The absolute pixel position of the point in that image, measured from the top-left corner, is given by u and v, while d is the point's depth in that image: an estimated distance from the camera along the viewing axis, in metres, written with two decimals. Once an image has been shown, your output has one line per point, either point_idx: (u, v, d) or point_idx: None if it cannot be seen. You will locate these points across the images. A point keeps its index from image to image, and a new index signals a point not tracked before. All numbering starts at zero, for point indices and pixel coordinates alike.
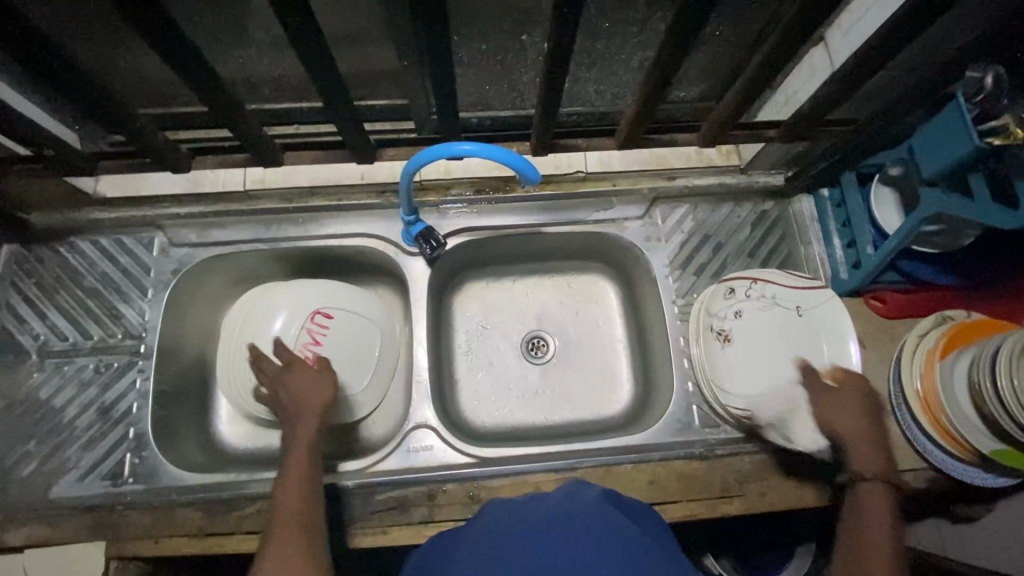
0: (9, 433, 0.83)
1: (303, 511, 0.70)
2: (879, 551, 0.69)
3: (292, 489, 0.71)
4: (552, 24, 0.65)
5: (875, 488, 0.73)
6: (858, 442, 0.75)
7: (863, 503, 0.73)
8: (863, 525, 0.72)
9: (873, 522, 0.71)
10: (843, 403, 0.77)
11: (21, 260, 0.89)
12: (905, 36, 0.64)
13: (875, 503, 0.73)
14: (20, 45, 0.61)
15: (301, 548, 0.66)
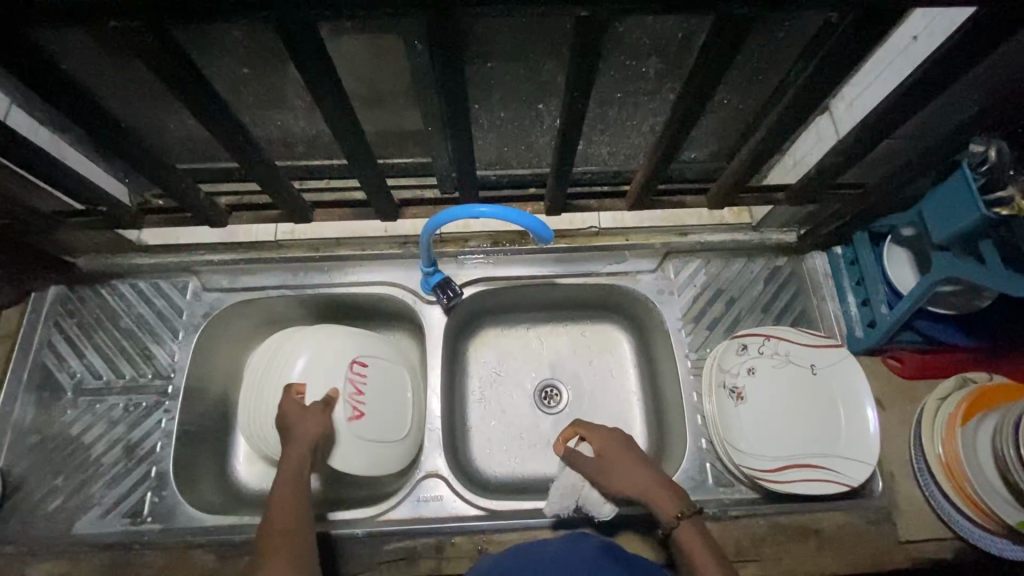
0: (40, 467, 0.87)
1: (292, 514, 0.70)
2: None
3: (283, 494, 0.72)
4: (566, 97, 0.69)
5: (687, 528, 0.69)
6: (650, 493, 0.73)
7: (688, 550, 0.68)
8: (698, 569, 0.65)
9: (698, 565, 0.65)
10: (607, 468, 0.77)
11: (66, 301, 0.95)
12: (907, 109, 0.66)
13: (696, 543, 0.68)
14: (84, 114, 0.67)
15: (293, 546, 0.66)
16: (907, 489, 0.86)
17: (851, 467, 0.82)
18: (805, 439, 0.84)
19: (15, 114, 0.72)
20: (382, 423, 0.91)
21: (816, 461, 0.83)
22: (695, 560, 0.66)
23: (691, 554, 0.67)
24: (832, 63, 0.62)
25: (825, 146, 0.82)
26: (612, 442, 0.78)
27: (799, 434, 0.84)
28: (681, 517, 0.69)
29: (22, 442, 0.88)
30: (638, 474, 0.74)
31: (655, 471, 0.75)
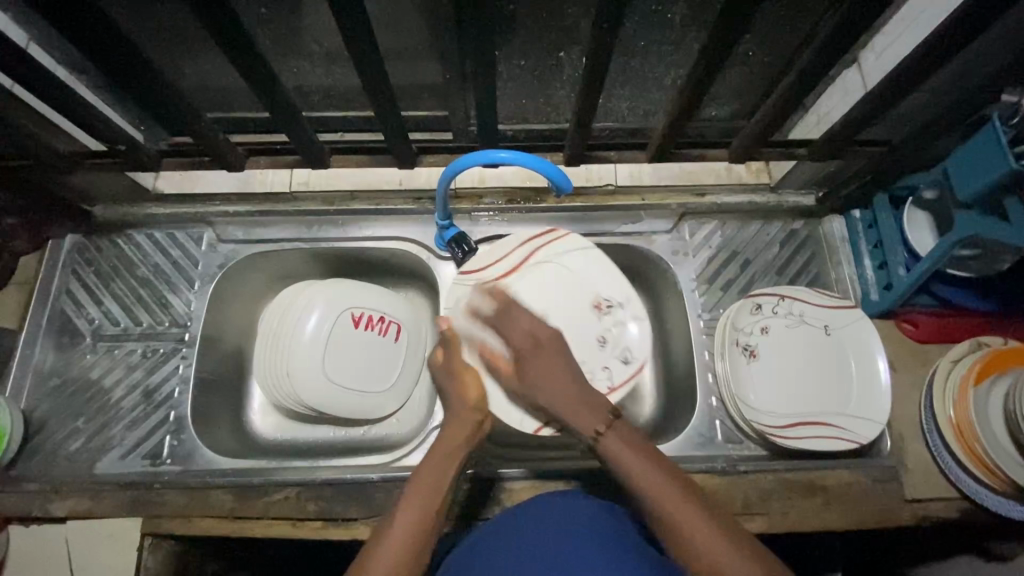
0: (60, 410, 0.89)
1: (441, 480, 0.65)
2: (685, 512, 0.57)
3: (443, 458, 0.67)
4: (594, 40, 0.67)
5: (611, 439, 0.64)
6: (577, 399, 0.67)
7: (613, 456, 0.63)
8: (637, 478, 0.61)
9: (632, 472, 0.61)
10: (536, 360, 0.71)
11: (83, 249, 0.95)
12: (941, 58, 0.65)
13: (624, 451, 0.63)
14: (108, 50, 0.67)
15: (433, 510, 0.62)
16: (915, 450, 0.86)
17: (859, 425, 0.83)
18: (815, 398, 0.85)
19: (35, 50, 0.72)
20: None
21: (825, 419, 0.84)
22: (629, 467, 0.62)
23: (622, 461, 0.62)
24: (865, 11, 0.61)
25: (851, 102, 0.80)
26: (548, 334, 0.74)
27: (810, 393, 0.85)
28: (613, 417, 0.66)
29: (43, 385, 0.90)
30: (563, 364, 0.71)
31: (589, 384, 0.70)
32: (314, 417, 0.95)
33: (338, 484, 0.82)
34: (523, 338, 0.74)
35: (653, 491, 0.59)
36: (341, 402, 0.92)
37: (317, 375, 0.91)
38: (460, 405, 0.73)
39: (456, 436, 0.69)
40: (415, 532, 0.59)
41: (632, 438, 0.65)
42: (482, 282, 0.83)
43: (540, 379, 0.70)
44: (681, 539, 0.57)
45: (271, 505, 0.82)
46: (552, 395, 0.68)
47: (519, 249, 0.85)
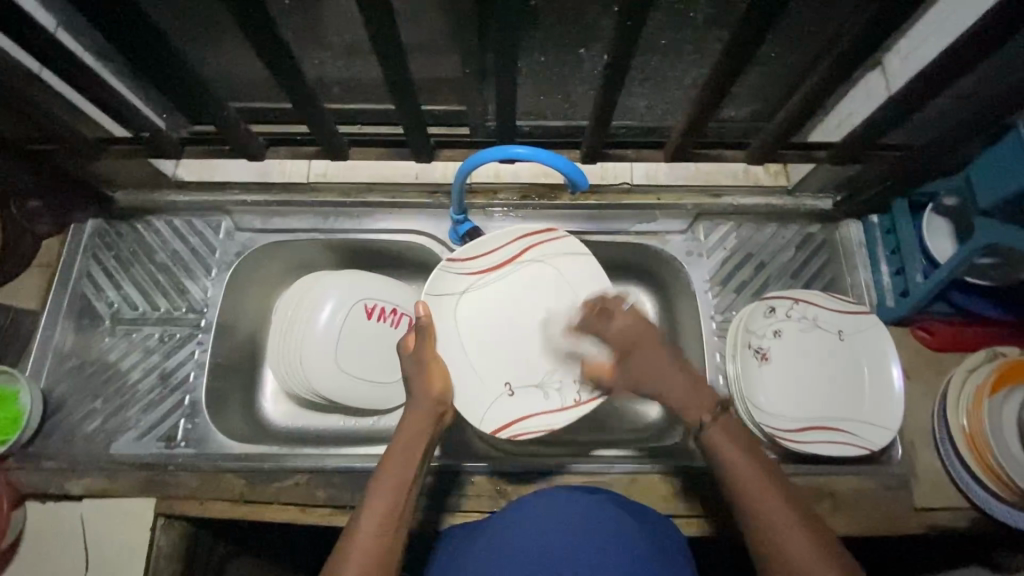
0: (79, 390, 0.91)
1: (407, 471, 0.63)
2: (776, 510, 0.57)
3: (406, 453, 0.65)
4: (616, 38, 0.67)
5: (717, 430, 0.63)
6: (679, 383, 0.66)
7: (722, 456, 0.61)
8: (739, 482, 0.59)
9: (744, 481, 0.59)
10: (629, 348, 0.71)
11: (104, 234, 0.97)
12: (967, 64, 0.64)
13: (728, 447, 0.62)
14: (134, 36, 0.68)
15: (397, 505, 0.60)
16: (926, 458, 0.86)
17: (870, 431, 0.83)
18: (826, 403, 0.84)
19: (63, 36, 0.73)
20: (494, 353, 0.86)
21: (836, 425, 0.84)
22: (726, 454, 0.61)
23: (726, 459, 0.61)
24: (890, 16, 0.61)
25: (874, 105, 0.80)
26: (641, 326, 0.72)
27: (821, 398, 0.85)
28: (720, 409, 0.64)
29: (62, 366, 0.92)
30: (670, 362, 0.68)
31: (689, 368, 0.68)
32: (325, 405, 0.96)
33: (348, 471, 0.83)
34: (619, 337, 0.72)
35: (753, 507, 0.58)
36: (352, 393, 0.93)
37: (329, 364, 0.92)
38: (421, 399, 0.70)
39: (418, 430, 0.67)
40: (380, 542, 0.58)
41: (738, 433, 0.63)
42: (471, 271, 0.86)
43: (642, 372, 0.68)
44: (761, 522, 0.57)
45: (285, 490, 0.83)
46: (660, 382, 0.67)
47: (513, 244, 0.88)
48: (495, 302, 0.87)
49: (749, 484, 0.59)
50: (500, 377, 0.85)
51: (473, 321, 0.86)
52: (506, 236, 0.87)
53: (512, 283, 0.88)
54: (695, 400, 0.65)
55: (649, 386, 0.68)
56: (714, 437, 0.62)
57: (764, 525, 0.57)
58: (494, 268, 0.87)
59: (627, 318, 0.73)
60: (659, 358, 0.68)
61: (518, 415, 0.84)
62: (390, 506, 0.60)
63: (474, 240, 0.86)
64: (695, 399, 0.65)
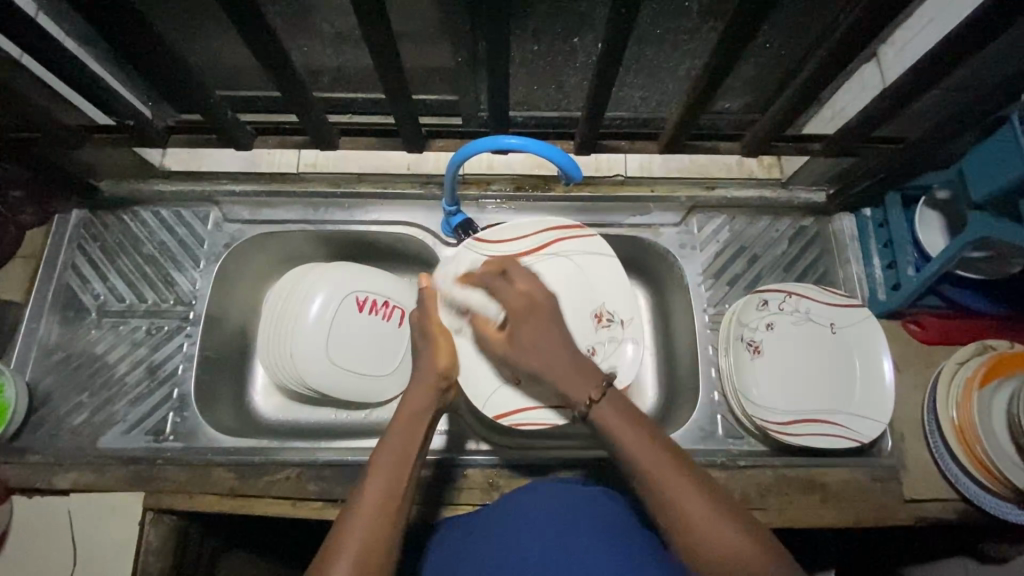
0: (65, 383, 0.89)
1: (411, 443, 0.63)
2: (697, 511, 0.55)
3: (409, 427, 0.65)
4: (609, 28, 0.66)
5: (604, 408, 0.62)
6: (567, 367, 0.65)
7: (605, 429, 0.61)
8: (658, 480, 0.57)
9: (655, 474, 0.57)
10: (517, 320, 0.70)
11: (89, 224, 0.95)
12: (962, 57, 0.64)
13: (614, 421, 0.61)
14: (115, 20, 0.66)
15: (404, 475, 0.61)
16: (915, 451, 0.86)
17: (860, 424, 0.83)
18: (817, 396, 0.85)
19: (45, 21, 0.71)
20: None
21: (826, 418, 0.84)
22: (621, 430, 0.60)
23: (622, 442, 0.60)
24: (885, 9, 0.60)
25: (868, 97, 0.80)
26: (540, 292, 0.72)
27: (812, 391, 0.85)
28: (606, 385, 0.63)
29: (48, 358, 0.90)
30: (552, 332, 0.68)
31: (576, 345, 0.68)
32: (316, 398, 0.95)
33: (338, 464, 0.83)
34: (514, 301, 0.72)
35: (673, 503, 0.55)
36: (345, 386, 0.92)
37: (320, 357, 0.91)
38: (427, 372, 0.71)
39: (421, 403, 0.67)
40: (384, 504, 0.58)
41: (628, 408, 0.62)
42: (500, 253, 0.88)
43: (532, 348, 0.68)
44: (655, 484, 0.57)
45: (275, 483, 0.82)
46: (546, 360, 0.67)
47: (541, 236, 0.89)
48: None
49: (669, 477, 0.56)
50: None
51: None
52: (539, 226, 0.89)
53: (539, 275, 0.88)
54: (590, 381, 0.64)
55: (532, 357, 0.68)
56: (600, 416, 0.62)
57: (663, 492, 0.56)
58: (524, 257, 0.87)
59: (525, 286, 0.74)
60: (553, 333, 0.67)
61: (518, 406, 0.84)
62: (396, 476, 0.60)
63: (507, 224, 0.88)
64: (581, 376, 0.64)
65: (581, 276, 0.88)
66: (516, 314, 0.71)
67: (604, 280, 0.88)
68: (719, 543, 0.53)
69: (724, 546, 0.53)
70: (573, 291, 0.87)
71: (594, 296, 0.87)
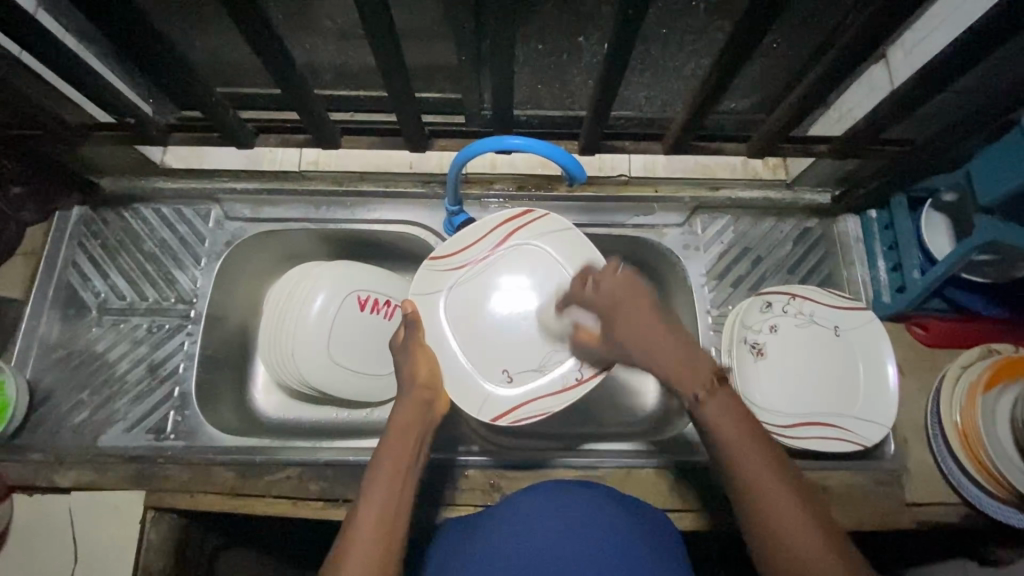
0: (66, 381, 0.89)
1: (406, 449, 0.63)
2: (793, 517, 0.51)
3: (399, 437, 0.63)
4: (616, 29, 0.65)
5: (721, 401, 0.57)
6: (676, 356, 0.60)
7: (715, 425, 0.56)
8: (756, 481, 0.53)
9: (748, 471, 0.53)
10: (613, 312, 0.66)
11: (89, 221, 0.95)
12: (971, 60, 0.63)
13: (729, 424, 0.56)
14: (115, 17, 0.65)
15: (402, 480, 0.60)
16: (918, 454, 0.86)
17: (863, 428, 0.83)
18: (820, 399, 0.84)
19: (43, 17, 0.71)
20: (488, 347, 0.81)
21: (829, 421, 0.84)
22: (726, 431, 0.56)
23: (723, 433, 0.55)
24: (895, 10, 0.59)
25: (875, 99, 0.79)
26: (627, 288, 0.66)
27: (815, 394, 0.85)
28: (718, 381, 0.58)
29: (48, 356, 0.90)
30: (638, 319, 0.63)
31: (682, 333, 0.62)
32: (318, 397, 0.95)
33: (340, 465, 0.82)
34: (603, 301, 0.68)
35: (765, 506, 0.52)
36: (347, 386, 0.92)
37: (321, 356, 0.90)
38: (411, 383, 0.70)
39: (412, 409, 0.67)
40: (384, 516, 0.56)
41: (740, 407, 0.57)
42: (454, 264, 0.82)
43: (629, 337, 0.63)
44: (751, 489, 0.53)
45: (277, 483, 0.82)
46: (648, 353, 0.61)
47: (494, 231, 0.83)
48: (481, 291, 0.82)
49: (769, 481, 0.53)
50: (498, 363, 0.81)
51: (459, 315, 0.81)
52: (488, 223, 0.83)
53: (499, 271, 0.82)
54: (693, 380, 0.58)
55: (634, 349, 0.63)
56: (711, 409, 0.57)
57: (753, 498, 0.53)
58: (482, 259, 0.83)
59: (607, 280, 0.68)
60: (668, 342, 0.61)
61: (517, 403, 0.80)
62: (394, 481, 0.59)
63: (457, 234, 0.82)
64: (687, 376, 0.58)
65: (543, 258, 0.83)
66: (608, 311, 0.67)
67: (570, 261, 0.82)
68: (815, 564, 0.49)
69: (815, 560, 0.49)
70: (539, 273, 0.82)
71: (561, 275, 0.82)
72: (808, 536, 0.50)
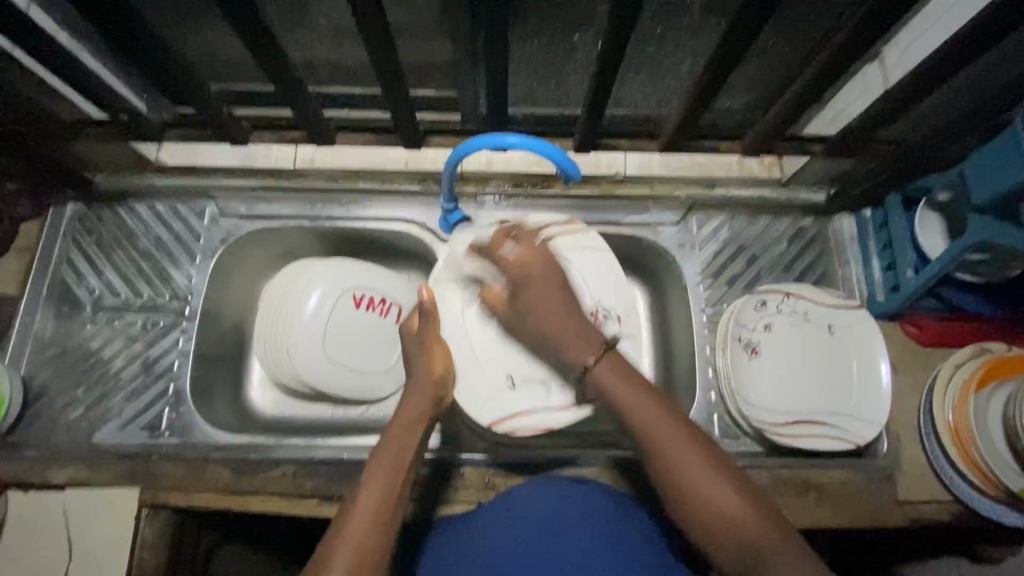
0: (60, 378, 0.89)
1: (407, 449, 0.64)
2: (692, 466, 0.59)
3: (404, 436, 0.65)
4: (609, 27, 0.65)
5: (605, 367, 0.67)
6: (572, 330, 0.70)
7: (602, 387, 0.66)
8: (654, 438, 0.61)
9: (647, 429, 0.61)
10: (526, 281, 0.74)
11: (84, 218, 0.95)
12: (964, 60, 0.63)
13: (612, 380, 0.66)
14: (109, 14, 0.65)
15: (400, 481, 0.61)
16: (912, 453, 0.86)
17: (856, 426, 0.83)
18: (814, 397, 0.85)
19: (36, 12, 0.69)
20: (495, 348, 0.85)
21: (823, 419, 0.84)
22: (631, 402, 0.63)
23: (619, 397, 0.64)
24: (890, 9, 0.59)
25: (870, 98, 0.79)
26: (537, 263, 0.75)
27: (809, 392, 0.85)
28: (604, 349, 0.69)
29: (43, 353, 0.90)
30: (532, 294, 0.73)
31: (579, 309, 0.73)
32: (313, 395, 0.95)
33: (335, 463, 0.83)
34: (511, 272, 0.75)
35: (664, 458, 0.60)
36: (343, 383, 0.92)
37: (316, 354, 0.90)
38: (422, 378, 0.71)
39: (418, 406, 0.68)
40: (381, 515, 0.57)
41: (626, 373, 0.66)
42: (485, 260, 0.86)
43: (535, 308, 0.73)
44: (651, 442, 0.61)
45: (271, 480, 0.82)
46: (556, 330, 0.71)
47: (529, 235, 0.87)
48: None
49: (661, 433, 0.61)
50: (502, 368, 0.84)
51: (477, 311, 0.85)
52: (525, 224, 0.88)
53: None
54: (588, 348, 0.69)
55: (536, 320, 0.73)
56: (597, 377, 0.67)
57: (660, 457, 0.60)
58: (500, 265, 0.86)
59: (518, 255, 0.77)
60: (561, 307, 0.72)
61: (512, 411, 0.83)
62: (393, 482, 0.60)
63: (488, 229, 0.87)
64: (581, 343, 0.69)
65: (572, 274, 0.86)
66: (518, 277, 0.75)
67: (599, 279, 0.86)
68: (719, 504, 0.57)
69: (718, 501, 0.57)
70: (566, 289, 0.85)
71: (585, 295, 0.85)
72: (706, 480, 0.58)
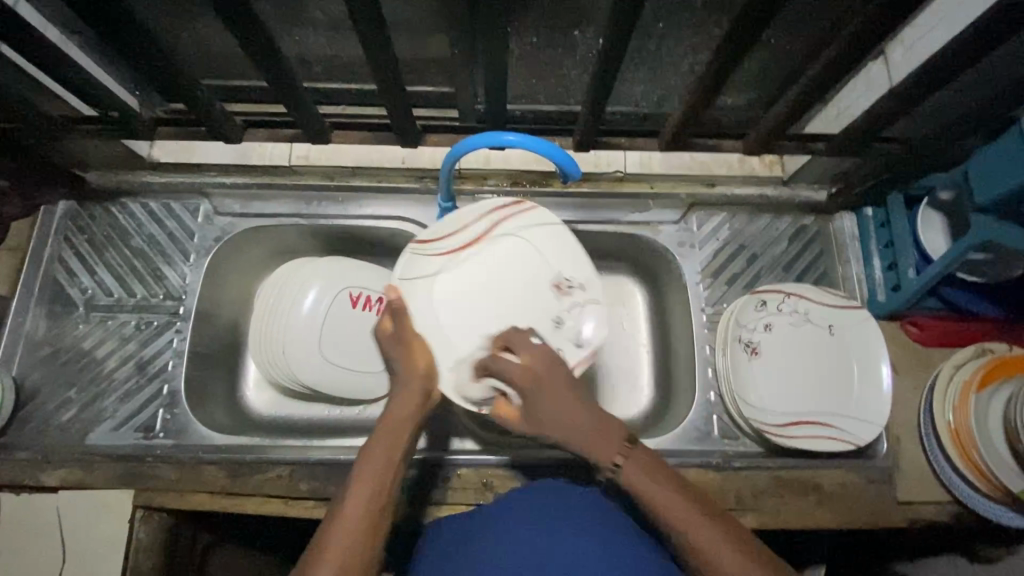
0: (52, 379, 0.88)
1: (393, 447, 0.61)
2: (738, 564, 0.53)
3: (390, 435, 0.62)
4: (610, 23, 0.64)
5: (634, 467, 0.58)
6: (590, 430, 0.59)
7: (637, 487, 0.58)
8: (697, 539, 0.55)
9: (688, 528, 0.56)
10: (532, 388, 0.62)
11: (76, 216, 0.93)
12: (970, 60, 0.62)
13: (648, 483, 0.58)
14: (99, 13, 0.64)
15: (386, 484, 0.59)
16: (911, 454, 0.86)
17: (856, 427, 0.83)
18: (814, 398, 0.84)
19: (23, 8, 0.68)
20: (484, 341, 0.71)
21: (823, 420, 0.84)
22: (645, 487, 0.58)
23: (645, 492, 0.58)
24: (894, 8, 0.58)
25: (874, 97, 0.78)
26: (545, 363, 0.63)
27: (809, 393, 0.85)
28: (630, 444, 0.60)
29: (34, 353, 0.89)
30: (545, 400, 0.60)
31: (596, 405, 0.62)
32: (310, 395, 0.94)
33: (331, 464, 0.82)
34: (519, 375, 0.62)
35: (705, 560, 0.54)
36: (339, 384, 0.91)
37: (312, 354, 0.89)
38: (410, 377, 0.66)
39: (405, 404, 0.64)
40: (368, 521, 0.56)
41: (659, 467, 0.59)
42: (435, 251, 0.72)
43: (541, 413, 0.60)
44: (694, 547, 0.55)
45: (268, 482, 0.82)
46: (566, 432, 0.60)
47: (473, 224, 0.74)
48: (466, 278, 0.71)
49: (705, 537, 0.55)
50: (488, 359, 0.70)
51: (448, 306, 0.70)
52: (472, 212, 0.74)
53: (483, 259, 0.72)
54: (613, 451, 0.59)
55: (548, 430, 0.60)
56: (630, 479, 0.58)
57: (704, 560, 0.54)
58: (466, 249, 0.73)
59: (528, 354, 0.64)
60: (564, 405, 0.60)
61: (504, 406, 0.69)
62: (381, 485, 0.59)
63: (439, 222, 0.74)
64: (606, 441, 0.59)
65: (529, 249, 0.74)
66: (529, 378, 0.62)
67: (560, 253, 0.74)
68: None
69: None
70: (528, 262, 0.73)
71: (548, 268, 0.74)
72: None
